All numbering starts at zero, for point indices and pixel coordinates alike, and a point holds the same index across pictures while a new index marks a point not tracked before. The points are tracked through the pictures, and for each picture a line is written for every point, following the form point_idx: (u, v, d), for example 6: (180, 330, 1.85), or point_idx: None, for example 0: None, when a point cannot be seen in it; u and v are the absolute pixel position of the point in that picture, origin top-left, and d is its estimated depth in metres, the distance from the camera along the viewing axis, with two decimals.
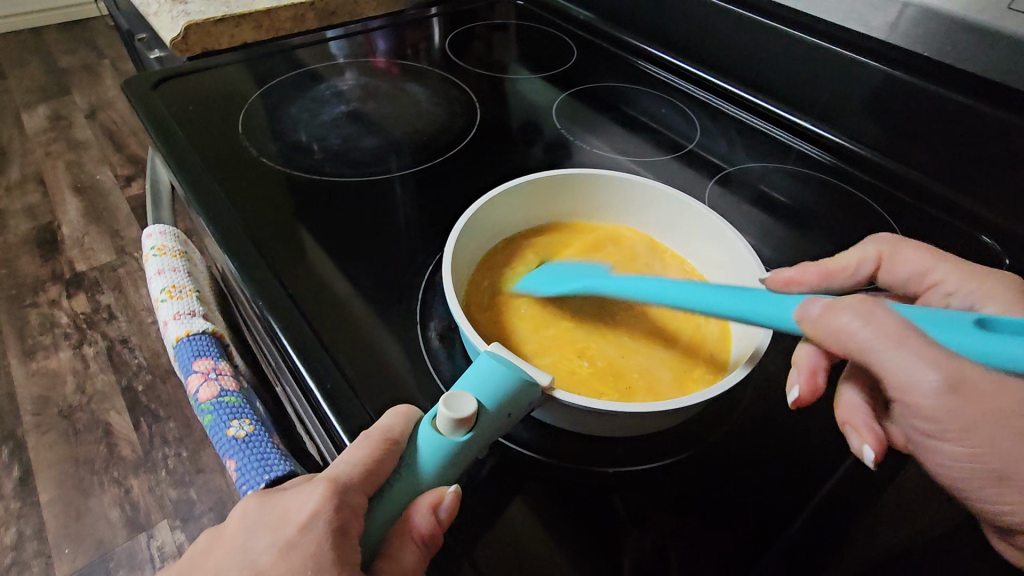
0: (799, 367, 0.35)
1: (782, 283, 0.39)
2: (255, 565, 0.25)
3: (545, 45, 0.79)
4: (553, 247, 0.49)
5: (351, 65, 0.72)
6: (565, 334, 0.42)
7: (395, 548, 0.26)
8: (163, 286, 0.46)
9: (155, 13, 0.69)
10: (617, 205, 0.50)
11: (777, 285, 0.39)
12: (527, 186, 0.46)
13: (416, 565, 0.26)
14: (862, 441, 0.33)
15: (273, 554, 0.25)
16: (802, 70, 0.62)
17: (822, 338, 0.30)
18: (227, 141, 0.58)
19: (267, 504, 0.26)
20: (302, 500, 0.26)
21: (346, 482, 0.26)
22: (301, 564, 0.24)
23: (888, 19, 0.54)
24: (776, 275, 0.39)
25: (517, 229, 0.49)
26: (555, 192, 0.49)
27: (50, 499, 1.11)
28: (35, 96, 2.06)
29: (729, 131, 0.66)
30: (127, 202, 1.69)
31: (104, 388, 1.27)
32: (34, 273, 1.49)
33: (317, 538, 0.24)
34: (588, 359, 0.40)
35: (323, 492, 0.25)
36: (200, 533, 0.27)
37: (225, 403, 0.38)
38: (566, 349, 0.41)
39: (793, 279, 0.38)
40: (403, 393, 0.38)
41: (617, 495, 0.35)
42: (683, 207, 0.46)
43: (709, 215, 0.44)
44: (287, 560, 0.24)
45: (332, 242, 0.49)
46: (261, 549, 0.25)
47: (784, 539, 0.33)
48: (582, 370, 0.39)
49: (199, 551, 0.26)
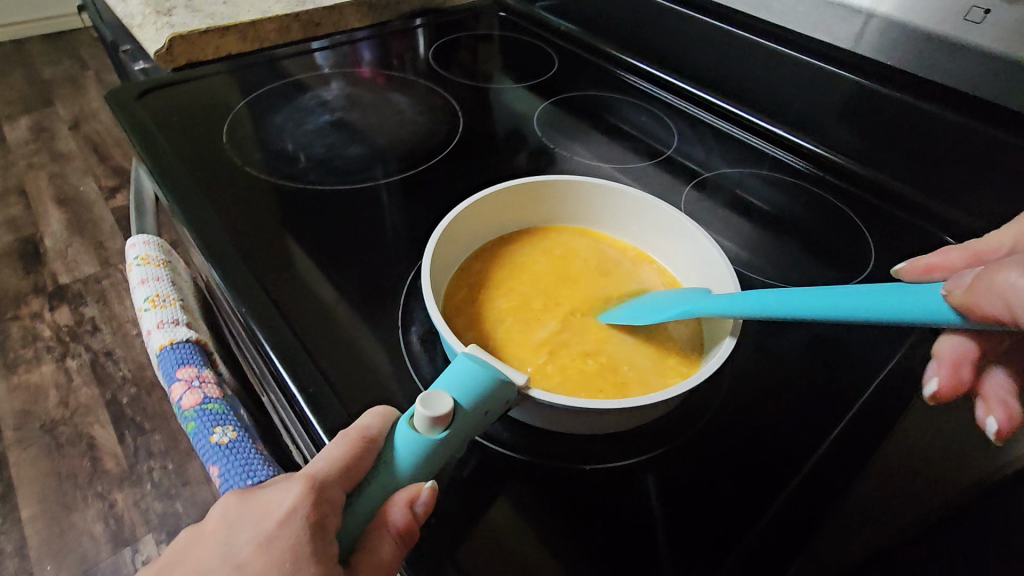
0: (938, 359, 0.36)
1: (921, 271, 0.36)
2: (236, 558, 0.25)
3: (526, 55, 0.81)
4: (523, 251, 0.50)
5: (336, 76, 0.73)
6: (551, 333, 0.42)
7: (373, 541, 0.26)
8: (147, 295, 0.46)
9: (140, 25, 0.69)
10: (580, 207, 0.51)
11: (914, 274, 0.36)
12: (503, 192, 0.47)
13: (394, 557, 0.26)
14: (988, 413, 0.34)
15: (254, 548, 0.25)
16: (775, 78, 0.64)
17: (981, 308, 0.25)
18: (213, 150, 0.59)
19: (247, 500, 0.27)
20: (282, 497, 0.26)
21: (325, 479, 0.27)
22: (281, 559, 0.25)
23: (853, 31, 0.55)
24: (914, 262, 0.36)
25: (494, 235, 0.50)
26: (523, 199, 0.49)
27: (32, 515, 1.09)
28: (18, 108, 2.04)
29: (707, 137, 0.67)
30: (112, 213, 1.68)
31: (88, 401, 1.26)
32: (16, 286, 1.47)
33: (296, 531, 0.25)
34: (573, 357, 0.41)
35: (301, 488, 0.26)
36: (180, 533, 0.28)
37: (208, 411, 0.39)
38: (551, 349, 0.41)
39: (939, 264, 0.35)
40: (385, 395, 0.39)
41: (593, 493, 0.35)
42: (644, 204, 0.48)
43: (670, 212, 0.46)
44: (267, 554, 0.25)
45: (315, 249, 0.49)
46: (242, 544, 0.25)
47: (757, 530, 0.34)
48: (571, 370, 0.40)
49: (181, 546, 0.27)
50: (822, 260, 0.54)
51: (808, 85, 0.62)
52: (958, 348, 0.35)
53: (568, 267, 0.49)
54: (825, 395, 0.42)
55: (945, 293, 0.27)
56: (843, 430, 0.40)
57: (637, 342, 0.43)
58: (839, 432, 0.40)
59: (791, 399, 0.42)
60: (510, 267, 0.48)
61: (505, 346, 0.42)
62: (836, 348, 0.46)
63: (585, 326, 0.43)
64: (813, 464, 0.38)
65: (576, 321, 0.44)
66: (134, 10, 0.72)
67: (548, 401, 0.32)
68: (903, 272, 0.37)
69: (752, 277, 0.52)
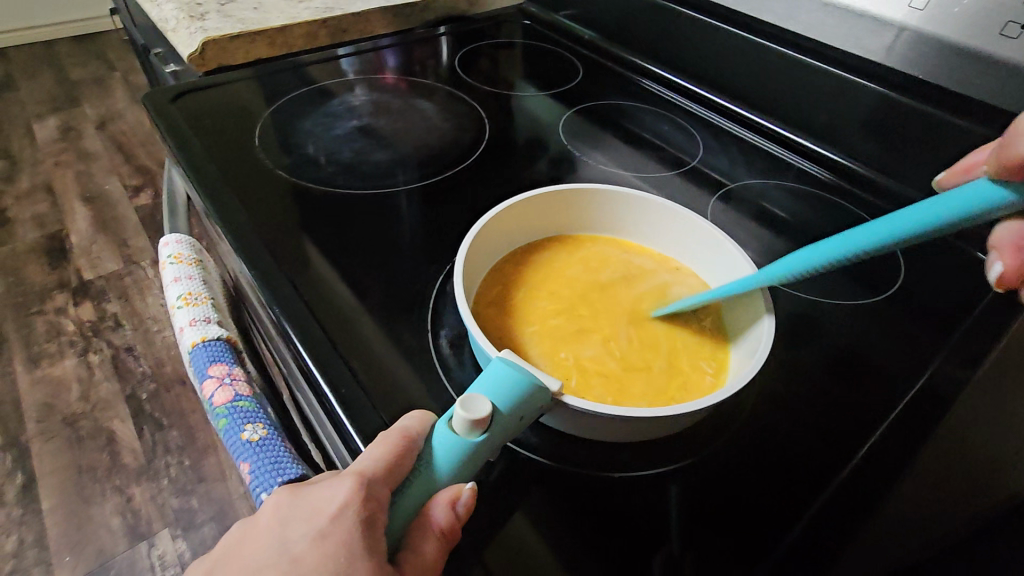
0: (996, 246, 0.33)
1: None
2: (291, 552, 0.26)
3: (549, 64, 0.82)
4: (550, 259, 0.50)
5: (361, 82, 0.74)
6: (587, 344, 0.42)
7: (417, 540, 0.27)
8: (180, 293, 0.47)
9: (173, 30, 0.71)
10: (607, 216, 0.51)
11: (957, 177, 0.35)
12: (527, 202, 0.48)
13: (437, 556, 0.27)
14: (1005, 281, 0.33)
15: (308, 542, 0.26)
16: (803, 90, 0.64)
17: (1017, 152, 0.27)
18: (245, 153, 0.60)
19: (296, 497, 0.27)
20: (330, 493, 0.27)
21: (371, 477, 0.27)
22: (334, 553, 0.25)
23: (884, 44, 0.55)
24: (952, 168, 0.36)
25: (519, 243, 0.50)
26: (552, 207, 0.50)
27: (52, 506, 1.11)
28: (47, 108, 2.09)
29: (731, 148, 0.67)
30: (135, 211, 1.71)
31: (108, 396, 1.28)
32: (41, 281, 1.50)
33: (347, 527, 0.26)
34: (611, 367, 0.41)
35: (349, 485, 0.26)
36: (227, 530, 0.28)
37: (239, 408, 0.39)
38: (588, 359, 0.41)
39: (975, 161, 0.35)
40: (414, 398, 0.39)
41: (620, 501, 0.35)
42: (672, 213, 0.48)
43: (699, 221, 0.47)
44: (321, 550, 0.25)
45: (343, 253, 0.50)
46: (295, 538, 0.26)
47: (784, 542, 0.34)
48: (610, 379, 0.40)
49: (233, 540, 0.27)
50: (849, 273, 0.54)
51: (836, 98, 0.61)
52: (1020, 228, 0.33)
53: (597, 274, 0.49)
54: (851, 409, 0.42)
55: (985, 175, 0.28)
56: (871, 445, 0.40)
57: (672, 350, 0.43)
58: (867, 447, 0.40)
59: (819, 412, 0.41)
60: (538, 274, 0.48)
61: (542, 358, 0.41)
62: (865, 364, 0.45)
63: (621, 336, 0.44)
64: (843, 478, 0.38)
65: (611, 331, 0.44)
66: (168, 14, 0.73)
67: (583, 409, 0.32)
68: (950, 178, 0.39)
69: (780, 288, 0.51)
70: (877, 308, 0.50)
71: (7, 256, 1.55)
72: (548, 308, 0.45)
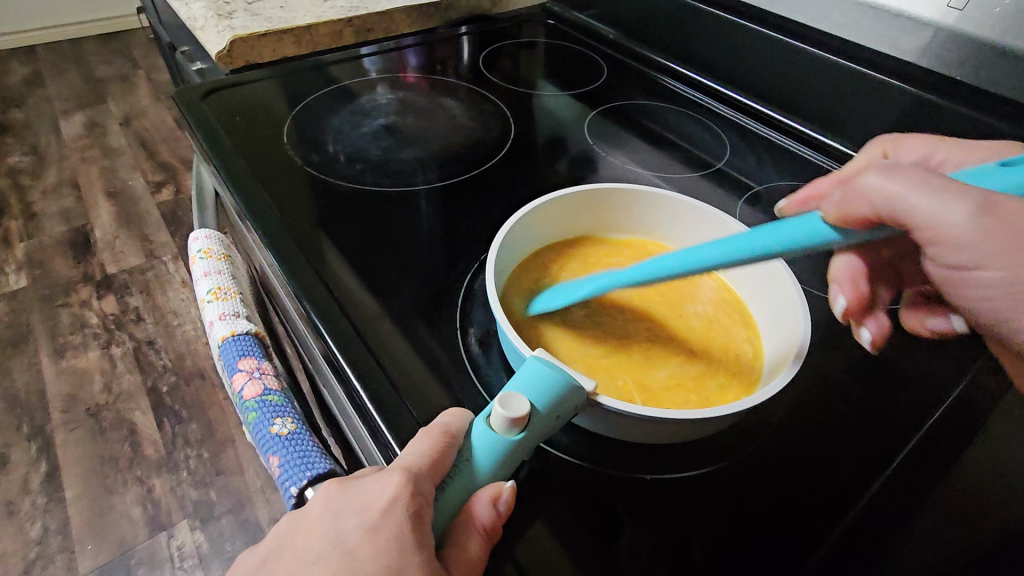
0: (837, 281, 0.44)
1: (798, 203, 0.42)
2: (344, 545, 0.26)
3: (572, 64, 0.81)
4: (572, 263, 0.50)
5: (384, 81, 0.75)
6: (641, 355, 0.42)
7: (462, 537, 0.27)
8: (210, 288, 0.48)
9: (201, 27, 0.72)
10: (630, 216, 0.51)
11: (796, 207, 0.43)
12: (543, 207, 0.47)
13: (481, 553, 0.27)
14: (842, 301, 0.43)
15: (359, 535, 0.26)
16: (834, 92, 0.63)
17: (855, 207, 0.32)
18: (272, 150, 0.60)
19: (345, 491, 0.27)
20: (378, 487, 0.27)
21: (417, 471, 0.27)
22: (384, 547, 0.25)
23: (920, 44, 0.55)
24: (793, 199, 0.43)
25: (530, 250, 0.49)
26: (577, 208, 0.49)
27: (75, 495, 1.13)
28: (73, 104, 2.13)
29: (759, 149, 0.67)
30: (157, 207, 1.74)
31: (130, 388, 1.30)
32: (67, 274, 1.53)
33: (398, 522, 0.26)
34: (670, 370, 0.41)
35: (397, 480, 0.27)
36: (277, 523, 0.28)
37: (268, 402, 0.40)
38: (639, 369, 0.41)
39: (812, 195, 0.41)
40: (444, 396, 0.40)
41: (654, 503, 0.35)
42: (698, 211, 0.48)
43: (725, 219, 0.46)
44: (374, 543, 0.26)
45: (370, 251, 0.50)
46: (347, 530, 0.26)
47: (822, 547, 0.34)
48: (668, 383, 0.40)
49: (285, 532, 0.28)
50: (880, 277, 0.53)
51: (868, 100, 0.60)
52: (849, 268, 0.44)
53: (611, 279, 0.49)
54: (884, 416, 0.41)
55: (822, 215, 0.33)
56: (906, 454, 0.39)
57: (722, 340, 0.44)
58: (902, 457, 0.39)
59: (851, 420, 0.41)
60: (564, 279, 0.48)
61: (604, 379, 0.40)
62: (897, 370, 0.45)
63: (671, 339, 0.44)
64: (878, 486, 0.37)
65: (658, 334, 0.44)
66: (195, 13, 0.74)
67: (618, 409, 0.32)
68: (787, 208, 0.43)
69: (810, 292, 0.51)
70: None
71: (33, 249, 1.58)
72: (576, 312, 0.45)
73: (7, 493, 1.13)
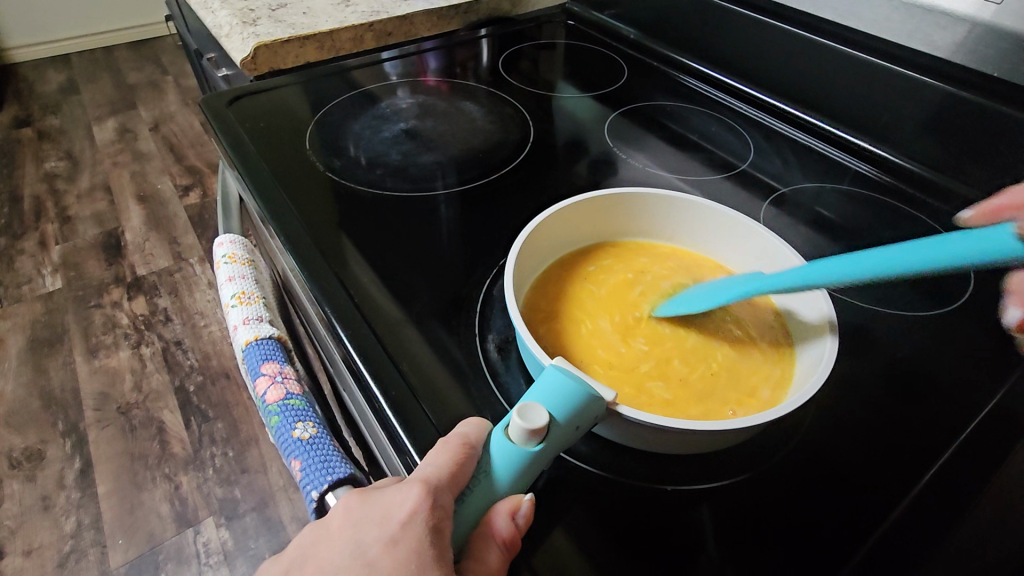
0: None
1: (988, 216, 0.33)
2: (365, 556, 0.26)
3: (593, 65, 0.81)
4: (569, 291, 0.47)
5: (404, 85, 0.75)
6: (699, 363, 0.41)
7: (480, 549, 0.27)
8: (234, 292, 0.49)
9: (228, 35, 0.73)
10: (629, 220, 0.50)
11: (983, 218, 0.33)
12: (558, 213, 0.46)
13: (500, 566, 0.27)
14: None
15: (379, 547, 0.26)
16: (863, 89, 0.61)
17: None
18: (295, 155, 0.61)
19: (366, 501, 0.28)
20: (398, 499, 0.27)
21: (436, 483, 0.27)
22: (405, 559, 0.25)
23: (955, 39, 0.53)
24: (980, 208, 0.34)
25: (545, 264, 0.48)
26: (582, 219, 0.49)
27: (107, 491, 1.16)
28: (105, 110, 2.20)
29: (784, 150, 0.65)
30: (185, 210, 1.79)
31: (159, 387, 1.34)
32: (99, 276, 1.58)
33: (418, 534, 0.26)
34: (709, 376, 0.41)
35: (417, 493, 0.27)
36: (300, 531, 0.29)
37: (291, 406, 0.40)
38: (704, 379, 0.40)
39: (1002, 206, 0.33)
40: (463, 403, 0.39)
41: (675, 515, 0.34)
42: (700, 209, 0.48)
43: (726, 213, 0.47)
44: (394, 555, 0.26)
45: (391, 256, 0.51)
46: (368, 541, 0.26)
47: (856, 562, 0.33)
48: (728, 376, 0.41)
49: (307, 541, 0.28)
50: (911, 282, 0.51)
51: (901, 99, 0.58)
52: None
53: (613, 299, 0.46)
54: (916, 425, 0.40)
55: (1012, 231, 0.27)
56: (941, 467, 0.38)
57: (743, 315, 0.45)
58: (934, 469, 0.38)
59: (881, 427, 0.40)
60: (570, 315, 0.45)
61: (663, 399, 0.39)
62: (931, 377, 0.43)
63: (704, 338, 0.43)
64: (910, 498, 0.36)
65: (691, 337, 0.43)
66: (223, 21, 0.76)
67: (637, 419, 0.31)
68: (969, 220, 0.34)
69: (838, 297, 0.49)
70: (942, 319, 0.48)
71: (68, 251, 1.64)
72: (593, 340, 0.43)
73: (43, 488, 1.17)
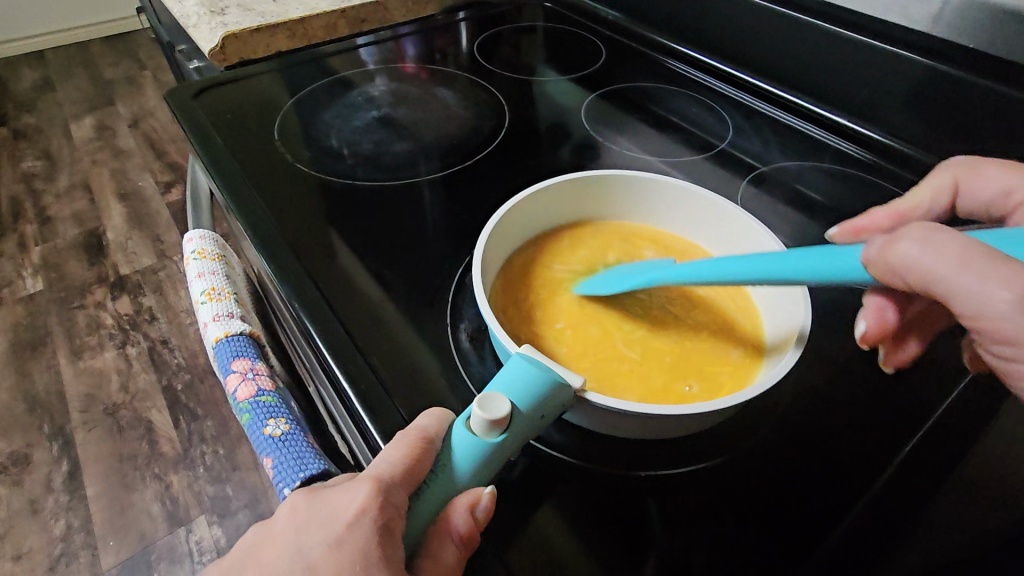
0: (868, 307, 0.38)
1: (850, 235, 0.41)
2: (306, 560, 0.26)
3: (572, 47, 0.79)
4: (540, 277, 0.46)
5: (381, 71, 0.73)
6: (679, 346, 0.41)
7: (434, 545, 0.26)
8: (203, 289, 0.48)
9: (195, 25, 0.71)
10: (600, 205, 0.50)
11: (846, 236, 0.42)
12: (529, 199, 0.45)
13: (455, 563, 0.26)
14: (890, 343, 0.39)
15: (324, 550, 0.26)
16: (840, 66, 0.60)
17: (889, 277, 0.29)
18: (265, 147, 0.60)
19: (313, 502, 0.27)
20: (347, 497, 0.26)
21: (388, 480, 0.27)
22: (349, 563, 0.25)
23: (932, 10, 0.52)
24: (844, 226, 0.42)
25: (514, 253, 0.47)
26: (550, 204, 0.48)
27: (96, 493, 1.15)
28: (82, 107, 2.16)
29: (764, 130, 0.64)
30: (167, 207, 1.76)
31: (146, 387, 1.32)
32: (81, 276, 1.55)
33: (363, 535, 0.25)
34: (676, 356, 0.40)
35: (366, 491, 0.26)
36: (247, 530, 0.28)
37: (261, 403, 0.39)
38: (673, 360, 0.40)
39: (865, 227, 0.41)
40: (436, 395, 0.39)
41: (650, 501, 0.34)
42: (669, 189, 0.47)
43: (695, 193, 0.46)
44: (337, 557, 0.25)
45: (365, 246, 0.50)
46: (312, 546, 0.26)
47: (834, 541, 0.32)
48: (717, 352, 0.41)
49: (252, 543, 0.27)
50: None
51: (878, 73, 0.58)
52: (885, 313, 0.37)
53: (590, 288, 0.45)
54: (894, 401, 0.40)
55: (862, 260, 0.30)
56: (918, 442, 0.37)
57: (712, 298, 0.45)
58: (912, 445, 0.37)
59: (859, 405, 0.39)
60: (541, 302, 0.44)
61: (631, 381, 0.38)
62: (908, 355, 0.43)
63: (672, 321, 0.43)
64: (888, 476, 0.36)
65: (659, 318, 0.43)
66: (189, 10, 0.73)
67: (605, 406, 0.31)
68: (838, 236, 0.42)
69: None
70: None
71: (49, 253, 1.61)
72: (563, 325, 0.42)
73: (31, 492, 1.16)
